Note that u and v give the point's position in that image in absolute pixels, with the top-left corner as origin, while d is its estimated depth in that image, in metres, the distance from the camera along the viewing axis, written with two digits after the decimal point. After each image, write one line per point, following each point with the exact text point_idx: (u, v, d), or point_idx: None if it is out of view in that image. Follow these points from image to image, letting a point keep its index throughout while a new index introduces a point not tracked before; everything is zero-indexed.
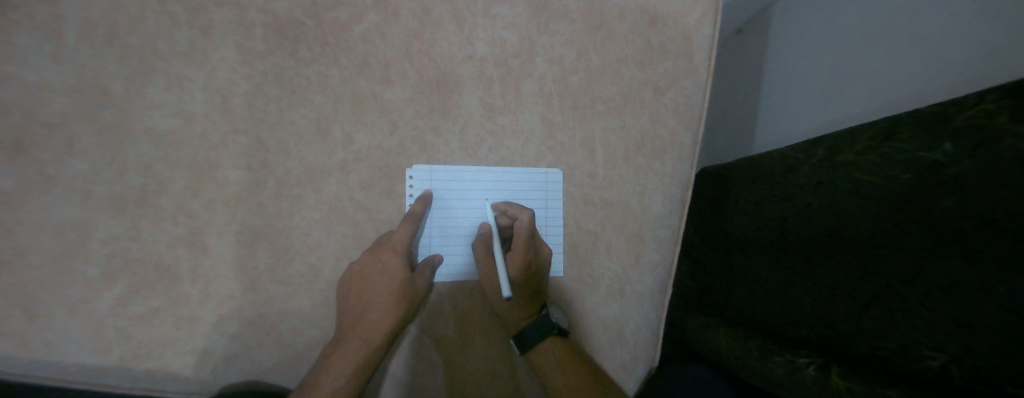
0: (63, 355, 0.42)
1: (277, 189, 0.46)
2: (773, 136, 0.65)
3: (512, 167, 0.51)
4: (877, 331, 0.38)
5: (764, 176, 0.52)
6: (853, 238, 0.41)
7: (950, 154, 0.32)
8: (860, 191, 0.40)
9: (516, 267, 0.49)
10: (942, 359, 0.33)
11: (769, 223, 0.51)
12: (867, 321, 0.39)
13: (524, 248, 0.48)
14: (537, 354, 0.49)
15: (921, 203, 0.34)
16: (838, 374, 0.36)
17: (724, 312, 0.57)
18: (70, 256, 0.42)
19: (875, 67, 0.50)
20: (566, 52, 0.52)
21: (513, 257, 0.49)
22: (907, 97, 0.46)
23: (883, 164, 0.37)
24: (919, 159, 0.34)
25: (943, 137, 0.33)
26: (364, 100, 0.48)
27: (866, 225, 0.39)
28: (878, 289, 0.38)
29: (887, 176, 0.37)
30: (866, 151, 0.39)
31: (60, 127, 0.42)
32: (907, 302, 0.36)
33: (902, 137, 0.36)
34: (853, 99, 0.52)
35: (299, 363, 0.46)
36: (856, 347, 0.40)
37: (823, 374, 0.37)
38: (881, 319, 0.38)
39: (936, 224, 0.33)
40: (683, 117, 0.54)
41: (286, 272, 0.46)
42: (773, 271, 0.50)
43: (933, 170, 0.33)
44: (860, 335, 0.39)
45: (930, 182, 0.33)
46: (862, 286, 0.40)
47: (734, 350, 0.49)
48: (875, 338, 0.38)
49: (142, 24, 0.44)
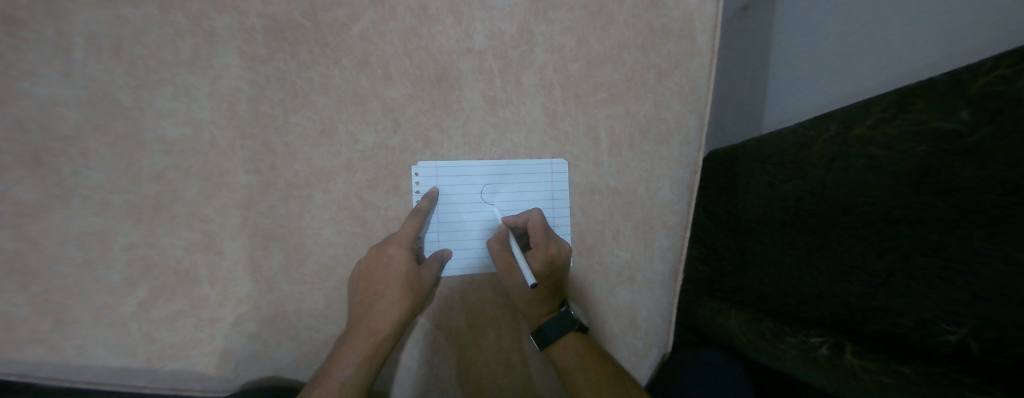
0: (93, 359, 0.44)
1: (287, 191, 0.47)
2: (783, 114, 0.63)
3: (517, 160, 0.51)
4: (892, 306, 0.37)
5: (775, 152, 0.48)
6: (867, 213, 0.39)
7: (969, 123, 0.31)
8: (874, 165, 0.38)
9: (539, 263, 0.47)
10: (960, 333, 0.32)
11: (779, 201, 0.47)
12: (883, 297, 0.38)
13: (543, 244, 0.47)
14: (553, 348, 0.46)
15: (940, 174, 0.33)
16: (852, 352, 0.36)
17: (734, 295, 0.53)
18: (94, 264, 0.44)
19: (886, 38, 0.49)
20: (565, 40, 0.51)
21: (534, 255, 0.47)
22: (925, 66, 0.44)
23: (898, 137, 0.36)
24: (934, 128, 0.33)
25: (959, 104, 0.31)
26: (366, 100, 0.48)
27: (883, 199, 0.38)
28: (894, 265, 0.37)
29: (901, 148, 0.36)
30: (881, 124, 0.37)
31: (75, 141, 0.44)
32: (925, 276, 0.35)
33: (916, 107, 0.34)
34: (859, 72, 0.51)
35: (317, 359, 0.47)
36: (871, 324, 0.38)
37: (837, 353, 0.36)
38: (897, 295, 0.37)
39: (951, 194, 0.33)
40: (689, 100, 0.53)
41: (299, 271, 0.47)
42: (784, 250, 0.47)
43: (951, 140, 0.32)
44: (875, 311, 0.38)
45: (947, 153, 0.33)
46: (878, 262, 0.38)
47: (746, 336, 0.46)
48: (891, 314, 0.37)
49: (146, 35, 0.45)
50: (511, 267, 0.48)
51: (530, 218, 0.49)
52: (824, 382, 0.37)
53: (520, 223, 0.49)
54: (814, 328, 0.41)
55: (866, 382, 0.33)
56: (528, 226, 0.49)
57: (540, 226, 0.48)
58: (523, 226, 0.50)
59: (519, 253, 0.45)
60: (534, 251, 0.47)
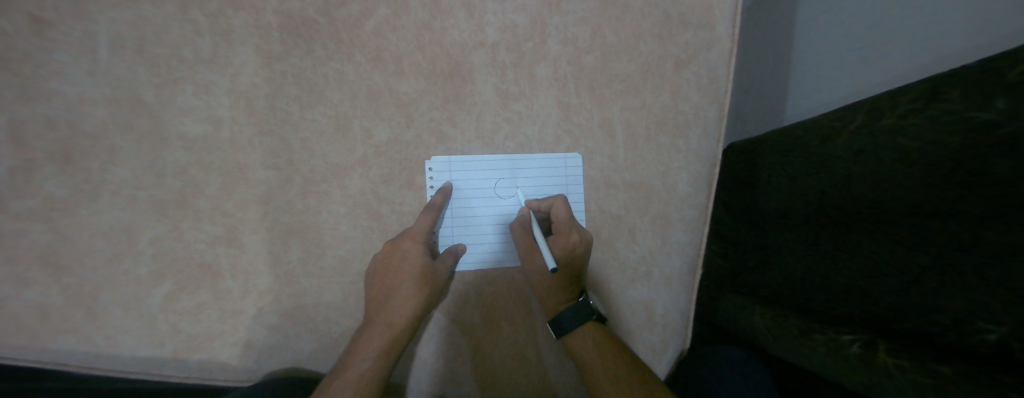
0: (123, 349, 0.45)
1: (304, 186, 0.47)
2: (801, 106, 0.60)
3: (530, 154, 0.51)
4: (924, 303, 0.35)
5: (797, 147, 0.46)
6: (894, 207, 0.37)
7: (1006, 113, 0.28)
8: (903, 158, 0.36)
9: (559, 251, 0.46)
10: (1000, 332, 0.30)
11: (801, 196, 0.45)
12: (915, 294, 0.36)
13: (565, 231, 0.46)
14: (571, 338, 0.47)
15: (973, 167, 0.31)
16: (885, 350, 0.34)
17: (757, 292, 0.52)
18: (123, 257, 0.46)
19: (914, 25, 0.46)
20: (579, 31, 0.50)
21: (555, 241, 0.46)
22: (952, 56, 0.42)
23: (931, 125, 0.33)
24: (970, 120, 0.30)
25: (996, 92, 0.29)
26: (379, 95, 0.48)
27: (911, 193, 0.35)
28: (926, 261, 0.35)
29: (933, 141, 0.33)
30: (910, 115, 0.35)
31: (102, 138, 0.45)
32: (959, 272, 0.33)
33: (950, 96, 0.32)
34: (898, 54, 0.47)
35: (335, 351, 0.48)
36: (904, 321, 0.37)
37: (870, 352, 0.35)
38: (930, 292, 0.35)
39: (984, 186, 0.30)
40: (707, 91, 0.51)
41: (317, 265, 0.48)
42: (808, 246, 0.45)
43: (984, 130, 0.30)
44: (907, 308, 0.36)
45: (981, 145, 0.30)
46: (910, 258, 0.36)
47: (771, 332, 0.44)
48: (923, 312, 0.35)
49: (167, 33, 0.46)
50: (532, 251, 0.47)
51: (554, 204, 0.48)
52: (855, 380, 0.35)
53: (543, 207, 0.49)
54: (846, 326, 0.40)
55: (899, 381, 0.32)
56: (552, 211, 0.48)
57: (563, 213, 0.47)
58: (546, 211, 0.50)
59: (541, 240, 0.44)
60: (556, 237, 0.47)
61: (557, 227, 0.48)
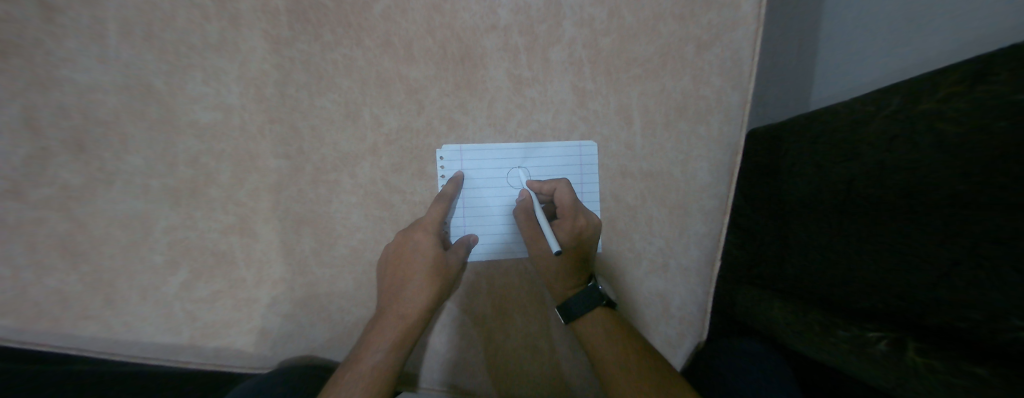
0: (142, 336, 0.46)
1: (315, 175, 0.47)
2: (828, 90, 0.57)
3: (544, 142, 0.49)
4: (957, 299, 0.31)
5: (822, 133, 0.42)
6: (928, 196, 0.33)
7: None
8: (941, 142, 0.31)
9: (566, 234, 0.44)
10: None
11: (828, 185, 0.42)
12: (948, 288, 0.32)
13: (571, 215, 0.45)
14: (579, 324, 0.45)
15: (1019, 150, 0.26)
16: (915, 349, 0.31)
17: (779, 284, 0.49)
18: (139, 246, 0.46)
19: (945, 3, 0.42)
20: (596, 12, 0.48)
21: (561, 226, 0.45)
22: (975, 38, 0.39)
23: (972, 111, 0.28)
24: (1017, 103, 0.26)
25: None
26: (390, 82, 0.47)
27: (947, 181, 0.31)
28: (961, 253, 0.31)
29: (973, 125, 0.28)
30: (950, 99, 0.30)
31: (115, 126, 0.45)
32: (997, 266, 0.29)
33: (996, 78, 0.27)
34: (940, 31, 0.43)
35: (348, 341, 0.48)
36: (934, 316, 0.33)
37: (897, 350, 0.31)
38: (964, 287, 0.31)
39: None
40: (731, 75, 0.49)
41: (329, 255, 0.47)
42: (833, 238, 0.42)
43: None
44: (938, 303, 0.33)
45: None
46: (942, 251, 0.32)
47: (791, 328, 0.42)
48: (956, 307, 0.31)
49: (175, 19, 0.45)
50: (537, 236, 0.45)
51: (558, 187, 0.45)
52: (880, 380, 0.32)
53: (546, 190, 0.46)
54: (870, 321, 0.36)
55: (930, 383, 0.28)
56: (555, 196, 0.45)
57: (568, 198, 0.45)
58: (549, 194, 0.47)
59: (547, 226, 0.41)
60: (561, 221, 0.45)
61: (561, 212, 0.45)
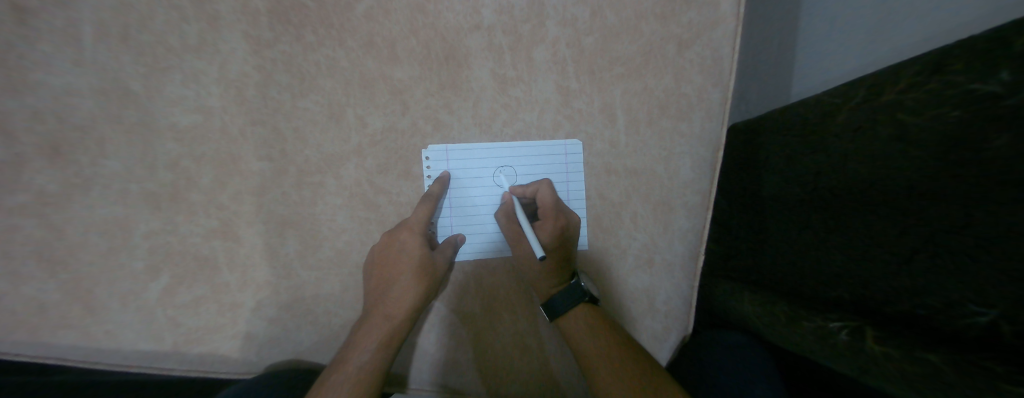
0: (124, 343, 0.45)
1: (298, 177, 0.46)
2: (808, 81, 0.57)
3: (529, 141, 0.49)
4: (914, 286, 0.33)
5: (795, 125, 0.43)
6: (890, 189, 0.34)
7: (1008, 85, 0.26)
8: (902, 136, 0.33)
9: (547, 235, 0.44)
10: (991, 315, 0.28)
11: (800, 177, 0.43)
12: (907, 277, 0.34)
13: (552, 216, 0.45)
14: (566, 322, 0.45)
15: (973, 144, 0.29)
16: (873, 338, 0.31)
17: (750, 276, 0.50)
18: (118, 252, 0.45)
19: None
20: (579, 12, 0.49)
21: (541, 226, 0.45)
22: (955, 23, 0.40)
23: (932, 101, 0.30)
24: (972, 93, 0.28)
25: (1003, 61, 0.26)
26: (373, 82, 0.47)
27: (908, 173, 0.33)
28: (918, 242, 0.33)
29: (931, 117, 0.31)
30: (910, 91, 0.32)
31: (91, 131, 0.44)
32: (952, 254, 0.31)
33: (954, 68, 0.29)
34: (918, 18, 0.43)
35: (335, 343, 0.48)
36: (893, 305, 0.34)
37: (858, 338, 0.32)
38: (925, 275, 0.32)
39: (986, 166, 0.28)
40: (711, 73, 0.49)
41: (314, 257, 0.47)
42: (802, 230, 0.43)
43: (987, 104, 0.27)
44: (898, 291, 0.34)
45: (982, 120, 0.28)
46: (901, 241, 0.34)
47: (762, 320, 0.42)
48: (913, 295, 0.33)
49: (153, 20, 0.44)
50: (519, 238, 0.46)
51: (540, 189, 0.46)
52: (844, 367, 0.33)
53: (529, 194, 0.47)
54: (834, 310, 0.37)
55: (892, 371, 0.29)
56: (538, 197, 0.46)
57: (550, 198, 0.45)
58: (531, 196, 0.48)
59: (528, 226, 0.41)
60: (543, 222, 0.45)
61: (541, 212, 0.46)
